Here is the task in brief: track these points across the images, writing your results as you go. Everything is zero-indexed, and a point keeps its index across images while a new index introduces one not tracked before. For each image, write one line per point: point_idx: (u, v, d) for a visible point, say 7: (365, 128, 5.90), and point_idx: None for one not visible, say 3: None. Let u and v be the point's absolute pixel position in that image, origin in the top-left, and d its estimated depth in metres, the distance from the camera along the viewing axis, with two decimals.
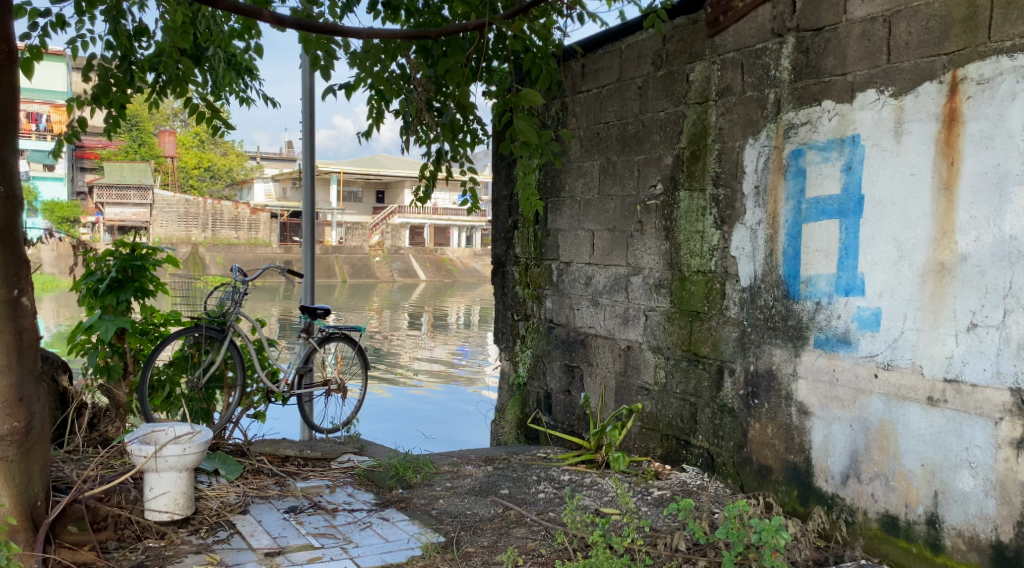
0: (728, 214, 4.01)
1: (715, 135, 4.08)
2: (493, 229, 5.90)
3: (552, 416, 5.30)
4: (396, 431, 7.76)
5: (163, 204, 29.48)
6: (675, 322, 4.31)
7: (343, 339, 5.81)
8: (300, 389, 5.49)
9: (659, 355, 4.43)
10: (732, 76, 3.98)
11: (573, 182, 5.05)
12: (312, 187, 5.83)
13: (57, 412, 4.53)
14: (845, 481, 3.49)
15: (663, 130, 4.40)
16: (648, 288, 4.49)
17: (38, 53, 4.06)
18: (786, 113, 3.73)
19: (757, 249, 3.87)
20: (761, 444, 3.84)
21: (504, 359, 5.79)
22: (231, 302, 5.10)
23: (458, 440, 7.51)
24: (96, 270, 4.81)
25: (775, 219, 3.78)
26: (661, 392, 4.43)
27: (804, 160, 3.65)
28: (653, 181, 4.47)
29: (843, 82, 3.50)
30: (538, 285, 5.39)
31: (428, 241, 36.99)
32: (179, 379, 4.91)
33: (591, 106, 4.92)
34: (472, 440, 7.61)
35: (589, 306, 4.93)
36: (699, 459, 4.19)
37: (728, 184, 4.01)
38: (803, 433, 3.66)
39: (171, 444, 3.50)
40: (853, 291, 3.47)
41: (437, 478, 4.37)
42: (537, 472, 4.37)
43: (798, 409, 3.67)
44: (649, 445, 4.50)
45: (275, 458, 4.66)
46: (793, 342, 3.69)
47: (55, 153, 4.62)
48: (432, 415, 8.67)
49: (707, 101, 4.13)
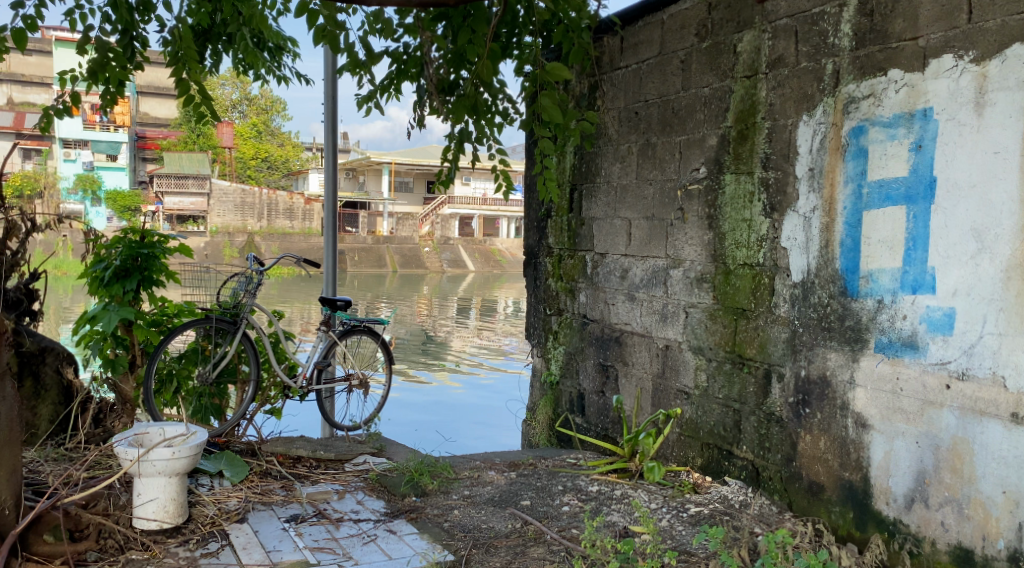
0: (779, 200, 3.59)
1: (765, 112, 3.67)
2: (526, 218, 5.52)
3: (585, 417, 4.93)
4: (414, 430, 7.14)
5: (220, 194, 29.38)
6: (718, 320, 3.91)
7: (367, 333, 5.44)
8: (319, 385, 5.12)
9: (700, 356, 4.03)
10: (785, 45, 3.56)
11: (610, 166, 4.65)
12: (335, 173, 5.53)
13: (61, 407, 4.33)
14: (910, 506, 3.07)
15: (707, 107, 3.98)
16: (688, 282, 4.08)
17: (34, 25, 4.07)
18: (845, 86, 3.31)
19: (811, 240, 3.45)
20: (812, 458, 3.42)
21: (536, 356, 5.41)
22: (246, 293, 4.73)
23: (491, 434, 7.06)
24: (103, 257, 4.59)
25: (832, 206, 3.36)
26: (702, 397, 4.03)
27: (866, 138, 3.22)
28: (695, 164, 4.05)
29: (913, 47, 3.06)
30: (572, 277, 5.02)
31: (478, 232, 36.65)
32: (190, 373, 4.67)
33: (629, 83, 4.51)
34: (506, 432, 7.17)
35: (625, 301, 4.54)
36: (742, 472, 3.79)
37: (779, 167, 3.59)
38: (860, 448, 3.24)
39: (160, 447, 3.25)
40: (921, 288, 3.04)
41: (455, 484, 4.04)
42: (563, 482, 4.01)
43: (856, 421, 3.25)
44: (688, 454, 4.11)
45: (286, 459, 4.37)
46: (851, 346, 3.27)
47: (44, 127, 4.70)
48: (465, 407, 8.23)
49: (757, 74, 3.71)
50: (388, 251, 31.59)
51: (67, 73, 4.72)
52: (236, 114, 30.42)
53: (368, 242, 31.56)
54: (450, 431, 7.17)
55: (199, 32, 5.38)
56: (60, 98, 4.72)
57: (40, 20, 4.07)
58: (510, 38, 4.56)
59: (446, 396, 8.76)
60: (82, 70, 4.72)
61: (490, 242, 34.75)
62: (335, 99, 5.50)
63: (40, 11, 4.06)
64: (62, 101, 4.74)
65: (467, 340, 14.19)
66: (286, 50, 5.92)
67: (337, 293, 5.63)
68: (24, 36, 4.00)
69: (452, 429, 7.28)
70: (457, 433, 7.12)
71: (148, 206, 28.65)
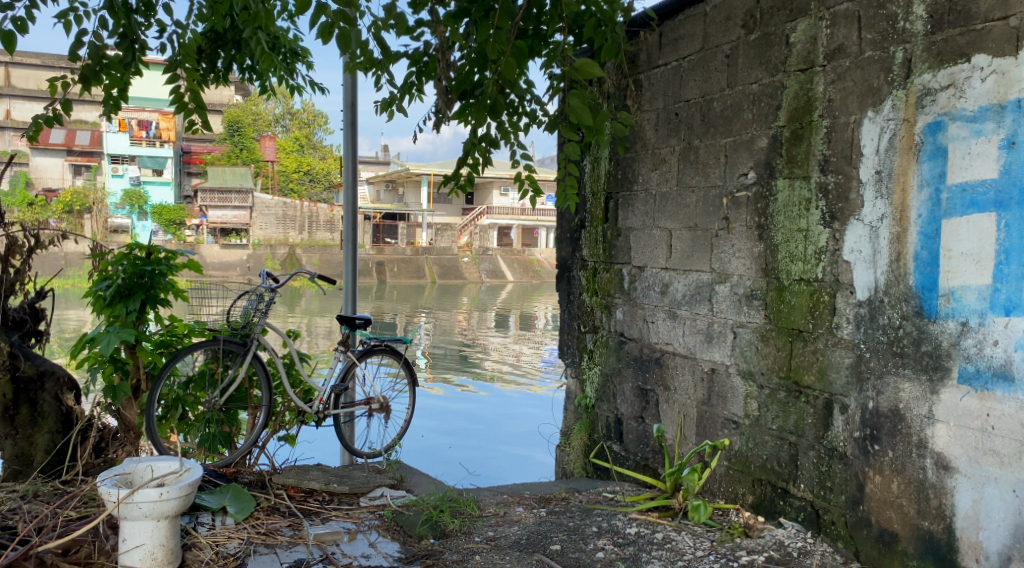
0: (840, 208, 3.21)
1: (823, 109, 3.28)
2: (558, 228, 5.14)
3: (623, 445, 4.52)
4: (440, 445, 6.73)
5: (263, 207, 29.45)
6: (771, 342, 3.51)
7: (387, 352, 5.04)
8: (336, 410, 4.77)
9: (751, 382, 3.62)
10: (846, 32, 3.18)
11: (648, 172, 4.26)
12: (353, 183, 5.21)
13: (59, 435, 4.00)
14: (1005, 564, 2.68)
15: (756, 105, 3.58)
16: (736, 300, 3.67)
17: (24, 26, 3.81)
18: (919, 76, 2.94)
19: (879, 253, 3.07)
20: (883, 503, 3.04)
21: (570, 377, 5.03)
22: (256, 312, 4.37)
23: (517, 446, 6.74)
24: (108, 275, 4.30)
25: (903, 213, 2.99)
26: (753, 427, 3.62)
27: (945, 135, 2.86)
28: (743, 168, 3.64)
29: (1003, 28, 2.68)
30: (607, 292, 4.63)
31: (519, 242, 36.22)
32: (198, 400, 4.34)
33: (668, 81, 4.12)
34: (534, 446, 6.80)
35: (666, 319, 4.14)
36: (800, 514, 3.38)
37: (840, 170, 3.20)
38: (942, 495, 2.86)
39: (147, 488, 2.91)
40: (1016, 310, 2.66)
41: (478, 524, 3.70)
42: (598, 522, 3.63)
43: (936, 462, 2.87)
44: (737, 490, 3.69)
45: (297, 493, 4.04)
46: (929, 375, 2.89)
47: (33, 134, 4.62)
48: (494, 418, 7.91)
49: (813, 67, 3.32)
50: (427, 263, 31.38)
51: (60, 80, 4.57)
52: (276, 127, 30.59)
53: (407, 253, 31.28)
54: (475, 442, 6.87)
55: (210, 37, 5.11)
56: (49, 105, 4.67)
57: (30, 21, 3.81)
58: (537, 34, 4.20)
59: (474, 405, 8.46)
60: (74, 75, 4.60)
61: (529, 252, 34.28)
62: (354, 105, 5.18)
63: (30, 11, 3.81)
64: (52, 109, 4.69)
65: (506, 351, 13.81)
66: (301, 58, 5.63)
67: (356, 311, 5.29)
68: (14, 38, 3.73)
69: (478, 440, 6.97)
70: (482, 445, 6.81)
71: (193, 220, 28.90)
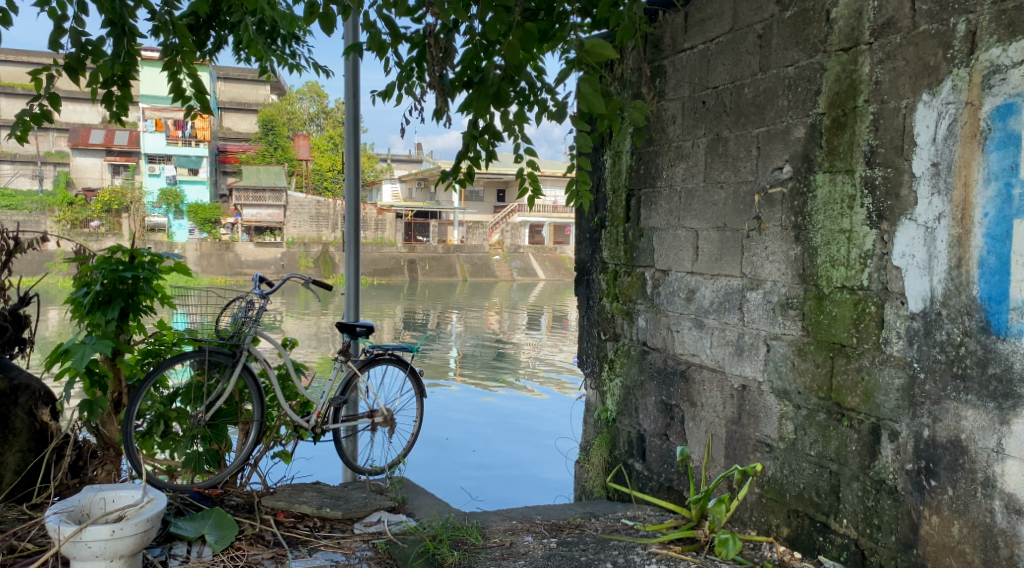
0: (889, 206, 2.81)
1: (869, 93, 2.87)
2: (576, 227, 4.75)
3: (645, 465, 4.13)
4: (452, 448, 6.30)
5: (296, 205, 29.28)
6: (809, 357, 3.11)
7: (394, 362, 4.68)
8: (336, 424, 4.43)
9: (786, 401, 3.22)
10: (898, 3, 2.78)
11: (671, 167, 3.87)
12: (355, 179, 4.85)
13: (31, 454, 3.71)
14: None
15: (791, 90, 3.17)
16: (770, 309, 3.27)
17: (6, 17, 3.51)
18: (986, 50, 2.54)
19: (936, 258, 2.68)
20: (941, 548, 2.67)
21: (590, 389, 4.65)
22: (247, 320, 4.03)
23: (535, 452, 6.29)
24: (87, 280, 3.99)
25: (965, 212, 2.61)
26: (788, 452, 3.21)
27: (1018, 121, 2.48)
28: (778, 161, 3.23)
29: None
30: (629, 298, 4.23)
31: (552, 239, 35.72)
32: (182, 414, 4.00)
33: (694, 67, 3.72)
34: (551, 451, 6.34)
35: (692, 328, 3.74)
36: (842, 553, 2.99)
37: (889, 163, 2.81)
38: (1013, 543, 2.49)
39: (96, 524, 2.61)
40: None
41: (482, 556, 3.34)
42: (613, 557, 3.25)
43: (1006, 505, 2.51)
44: (770, 522, 3.29)
45: (287, 518, 3.70)
46: (997, 403, 2.52)
47: (22, 135, 4.29)
48: (514, 419, 7.44)
49: (858, 46, 2.91)
50: (459, 260, 31.12)
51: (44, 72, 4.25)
52: (314, 127, 30.39)
53: (440, 250, 31.03)
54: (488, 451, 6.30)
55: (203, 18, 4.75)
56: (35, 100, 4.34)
57: (13, 12, 3.51)
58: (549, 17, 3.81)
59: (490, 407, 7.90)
60: (58, 66, 4.28)
61: (562, 251, 33.81)
62: (355, 95, 4.83)
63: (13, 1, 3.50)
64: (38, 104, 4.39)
65: (543, 349, 13.36)
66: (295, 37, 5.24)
67: (358, 318, 4.92)
68: None
69: (493, 443, 6.52)
70: (497, 449, 6.37)
71: (227, 218, 28.81)
